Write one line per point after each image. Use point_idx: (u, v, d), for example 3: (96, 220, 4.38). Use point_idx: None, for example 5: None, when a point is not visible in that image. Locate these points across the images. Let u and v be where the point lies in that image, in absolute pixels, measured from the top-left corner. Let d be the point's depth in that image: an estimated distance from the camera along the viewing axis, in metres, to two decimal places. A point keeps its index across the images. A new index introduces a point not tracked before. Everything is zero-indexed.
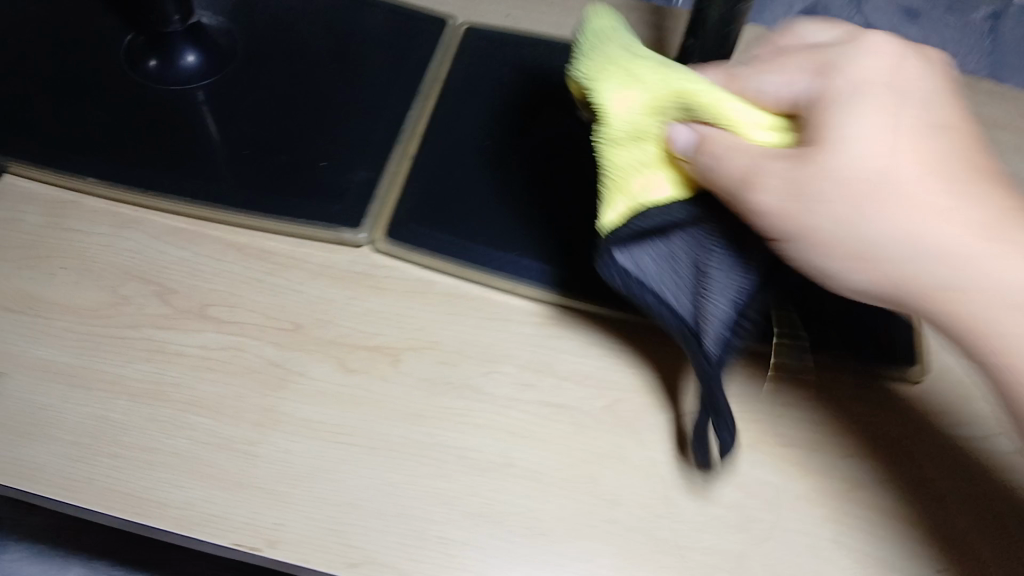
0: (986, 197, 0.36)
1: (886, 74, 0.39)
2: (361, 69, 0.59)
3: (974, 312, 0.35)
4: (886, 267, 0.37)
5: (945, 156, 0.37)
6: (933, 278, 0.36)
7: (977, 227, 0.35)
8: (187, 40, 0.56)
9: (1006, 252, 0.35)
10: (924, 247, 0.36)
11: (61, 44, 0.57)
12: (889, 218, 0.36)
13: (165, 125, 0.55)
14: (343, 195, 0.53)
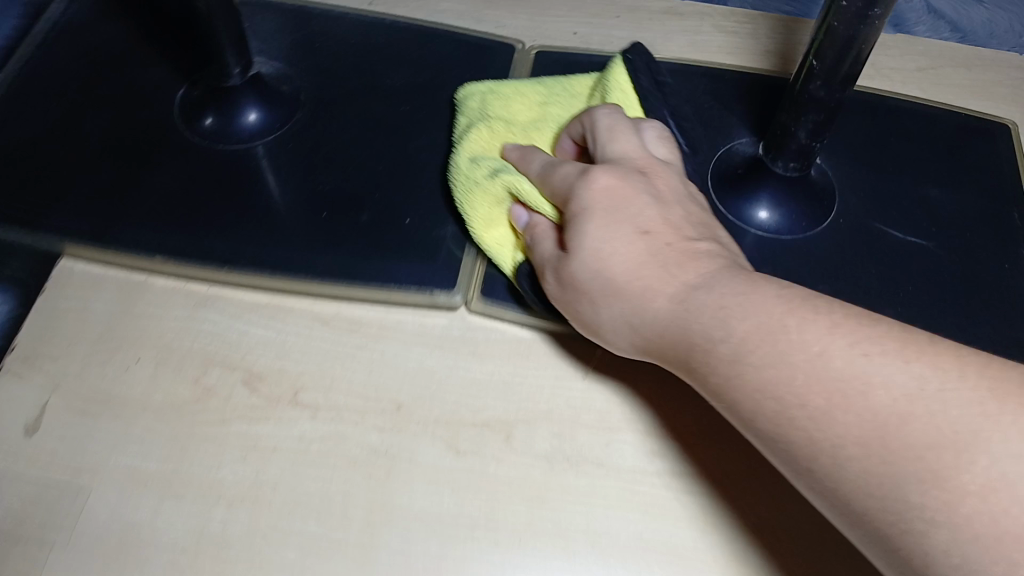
0: (852, 345, 0.31)
1: (603, 190, 0.41)
2: (433, 108, 0.54)
3: (852, 477, 0.29)
4: (752, 421, 0.33)
5: (830, 317, 0.32)
6: (809, 440, 0.30)
7: (891, 391, 0.29)
8: (252, 96, 0.53)
9: (851, 400, 0.29)
10: (772, 410, 0.32)
11: (108, 105, 0.53)
12: (625, 301, 0.38)
13: (232, 190, 0.50)
14: (436, 253, 0.48)
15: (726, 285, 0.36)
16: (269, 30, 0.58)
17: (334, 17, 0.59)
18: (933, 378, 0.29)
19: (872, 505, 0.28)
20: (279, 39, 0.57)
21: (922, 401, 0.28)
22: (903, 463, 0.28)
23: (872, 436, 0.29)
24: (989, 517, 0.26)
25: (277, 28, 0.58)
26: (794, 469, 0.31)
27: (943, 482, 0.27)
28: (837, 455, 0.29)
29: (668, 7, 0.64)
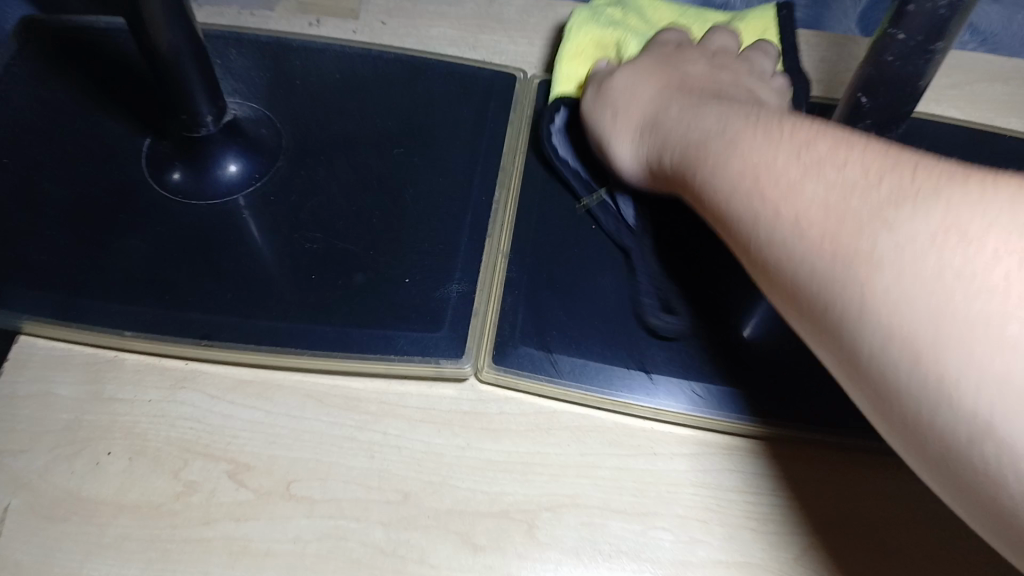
0: (836, 141, 0.32)
1: (662, 55, 0.50)
2: (427, 150, 0.50)
3: (806, 237, 0.30)
4: (726, 208, 0.34)
5: (821, 123, 0.34)
6: (773, 207, 0.32)
7: (863, 168, 0.30)
8: (228, 145, 0.48)
9: (822, 173, 0.30)
10: (750, 188, 0.33)
11: (70, 160, 0.48)
12: (639, 129, 0.45)
13: (208, 253, 0.45)
14: (439, 318, 0.43)
15: (733, 109, 0.40)
16: (243, 67, 0.53)
17: (315, 51, 0.54)
18: (901, 158, 0.29)
19: (819, 267, 0.29)
20: (254, 78, 0.53)
21: (893, 171, 0.29)
22: (859, 215, 0.28)
23: (834, 196, 0.29)
24: (931, 261, 0.26)
25: (251, 64, 0.53)
26: (759, 255, 0.32)
27: (898, 232, 0.27)
28: (799, 220, 0.30)
29: None
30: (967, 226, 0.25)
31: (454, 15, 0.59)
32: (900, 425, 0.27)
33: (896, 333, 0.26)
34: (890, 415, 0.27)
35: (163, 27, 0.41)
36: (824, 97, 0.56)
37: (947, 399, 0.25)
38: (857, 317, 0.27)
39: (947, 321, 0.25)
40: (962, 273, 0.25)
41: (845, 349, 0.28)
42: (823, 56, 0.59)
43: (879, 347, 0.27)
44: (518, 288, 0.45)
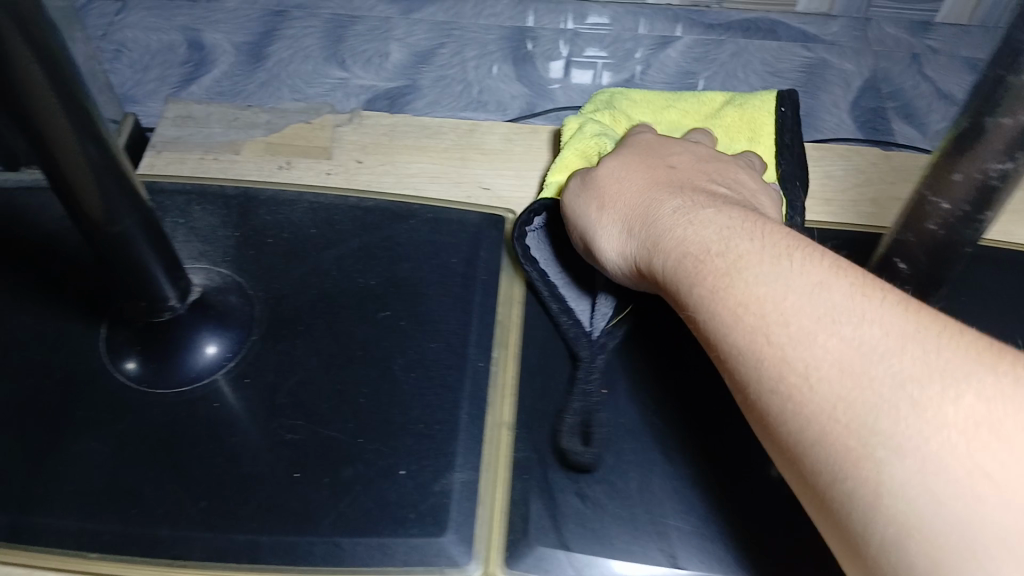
0: (854, 286, 0.29)
1: (646, 153, 0.45)
2: (414, 309, 0.46)
3: (821, 399, 0.26)
4: (720, 339, 0.31)
5: (835, 260, 0.31)
6: (780, 351, 0.28)
7: (880, 328, 0.27)
8: (197, 326, 0.43)
9: (841, 325, 0.28)
10: (750, 321, 0.30)
11: (19, 353, 0.44)
12: (626, 223, 0.40)
13: (175, 453, 0.40)
14: (442, 519, 0.39)
15: (733, 217, 0.35)
16: (209, 227, 0.49)
17: (284, 201, 0.50)
18: (924, 325, 0.27)
19: (831, 435, 0.26)
20: (220, 240, 0.48)
21: (918, 341, 0.26)
22: (885, 388, 0.25)
23: (853, 360, 0.26)
24: (963, 458, 0.23)
25: (216, 220, 0.49)
26: (745, 395, 0.29)
27: (926, 417, 0.24)
28: (810, 375, 0.27)
29: None
30: (1008, 434, 0.23)
31: (434, 149, 0.56)
32: None
33: (919, 534, 0.23)
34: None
35: (111, 212, 0.36)
36: (837, 216, 0.53)
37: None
38: (867, 502, 0.24)
39: (978, 536, 0.22)
40: (997, 482, 0.22)
41: (842, 532, 0.25)
42: (829, 171, 0.55)
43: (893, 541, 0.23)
44: (533, 469, 0.41)
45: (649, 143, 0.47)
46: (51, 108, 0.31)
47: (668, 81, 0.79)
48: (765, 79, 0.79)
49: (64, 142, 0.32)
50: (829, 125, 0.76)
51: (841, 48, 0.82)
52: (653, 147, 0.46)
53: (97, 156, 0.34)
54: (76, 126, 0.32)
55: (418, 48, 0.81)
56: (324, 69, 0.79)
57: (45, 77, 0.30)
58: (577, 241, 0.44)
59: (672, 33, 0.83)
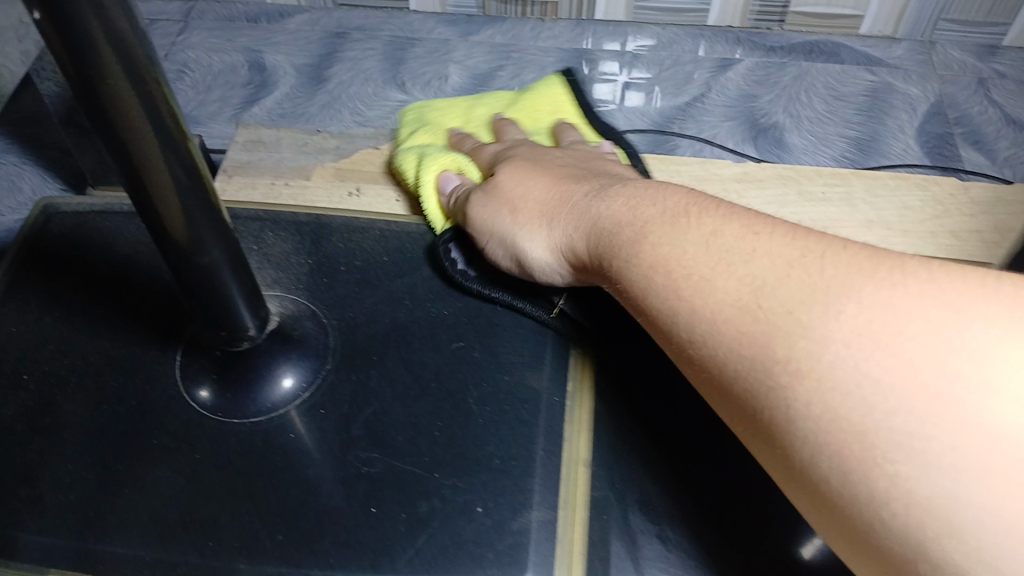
0: (743, 228, 0.33)
1: (526, 154, 0.49)
2: (485, 341, 0.46)
3: (723, 336, 0.31)
4: (642, 300, 0.35)
5: (728, 209, 0.35)
6: (686, 303, 0.33)
7: (770, 261, 0.31)
8: (275, 357, 0.43)
9: (733, 271, 0.32)
10: (661, 281, 0.34)
11: (97, 379, 0.44)
12: (549, 221, 0.43)
13: (250, 484, 0.40)
14: (519, 560, 0.38)
15: (642, 188, 0.40)
16: (282, 252, 0.49)
17: (356, 229, 0.50)
18: (806, 249, 0.31)
19: (741, 366, 0.30)
20: (294, 266, 0.48)
21: (801, 265, 0.30)
22: (776, 316, 0.29)
23: (747, 295, 0.31)
24: (854, 370, 0.27)
25: (289, 248, 0.49)
26: (673, 343, 0.33)
27: (812, 333, 0.28)
28: (713, 319, 0.31)
29: (741, 172, 0.56)
30: (882, 334, 0.27)
31: None
32: (836, 528, 0.28)
33: (825, 435, 0.27)
34: (821, 512, 0.28)
35: (200, 241, 0.36)
36: (913, 249, 0.52)
37: (879, 511, 0.26)
38: (785, 417, 0.28)
39: (872, 431, 0.26)
40: (880, 382, 0.26)
41: (771, 446, 0.30)
42: (907, 202, 0.54)
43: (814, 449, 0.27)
44: (611, 509, 0.41)
45: (526, 145, 0.51)
46: (147, 137, 0.31)
47: (729, 104, 0.78)
48: (829, 103, 0.78)
49: (159, 173, 0.32)
50: (896, 149, 0.75)
51: (906, 72, 0.81)
52: (535, 148, 0.50)
53: (189, 189, 0.34)
54: (171, 157, 0.32)
55: (477, 71, 0.81)
56: (384, 92, 0.79)
57: (143, 106, 0.30)
58: (501, 260, 0.46)
59: (733, 56, 0.82)
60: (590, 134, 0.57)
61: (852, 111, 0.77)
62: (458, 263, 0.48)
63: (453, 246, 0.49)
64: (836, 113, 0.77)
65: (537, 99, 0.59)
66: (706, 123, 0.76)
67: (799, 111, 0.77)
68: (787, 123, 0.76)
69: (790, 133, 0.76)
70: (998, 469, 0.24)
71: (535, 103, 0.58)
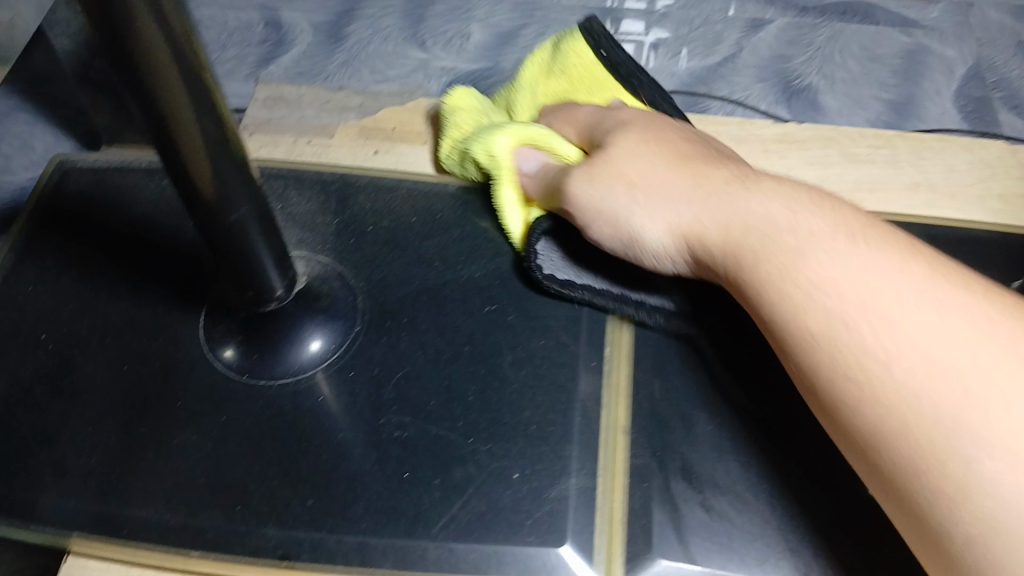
0: (927, 270, 0.30)
1: (638, 123, 0.44)
2: (521, 303, 0.44)
3: (899, 390, 0.28)
4: (792, 324, 0.32)
5: (908, 241, 0.32)
6: (856, 336, 0.30)
7: (961, 315, 0.29)
8: (304, 318, 0.41)
9: (925, 316, 0.29)
10: (825, 306, 0.31)
11: (118, 339, 0.43)
12: (679, 203, 0.38)
13: (279, 449, 0.39)
14: (559, 528, 0.37)
15: (803, 191, 0.36)
16: (309, 209, 0.47)
17: (383, 188, 0.49)
18: (995, 309, 0.29)
19: (912, 424, 0.28)
20: (320, 226, 0.47)
21: (1000, 329, 0.28)
22: (965, 375, 0.27)
23: (936, 343, 0.28)
24: None
25: (315, 207, 0.48)
26: (814, 381, 0.31)
27: (1005, 412, 0.26)
28: (891, 363, 0.29)
29: (782, 133, 0.54)
30: None
31: None
32: None
33: (1002, 524, 0.25)
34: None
35: (228, 197, 0.34)
36: (961, 214, 0.50)
37: None
38: (946, 495, 0.27)
39: None
40: None
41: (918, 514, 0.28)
42: (954, 164, 0.52)
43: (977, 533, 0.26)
44: (652, 476, 0.39)
45: (636, 111, 0.45)
46: (177, 88, 0.29)
47: (761, 65, 0.76)
48: (864, 65, 0.75)
49: (188, 125, 0.30)
50: (933, 113, 0.73)
51: (943, 33, 0.78)
52: (649, 117, 0.44)
53: (218, 141, 0.32)
54: (200, 107, 0.30)
55: (500, 29, 0.79)
56: (404, 50, 0.77)
57: (174, 51, 0.28)
58: (603, 241, 0.41)
59: (764, 16, 0.79)
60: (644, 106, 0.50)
61: (886, 72, 0.75)
62: (550, 269, 0.44)
63: (542, 239, 0.44)
64: (871, 76, 0.75)
65: (562, 83, 0.51)
66: (736, 84, 0.75)
67: (831, 73, 0.75)
68: (819, 85, 0.74)
69: (825, 94, 0.74)
70: None
71: (564, 90, 0.51)
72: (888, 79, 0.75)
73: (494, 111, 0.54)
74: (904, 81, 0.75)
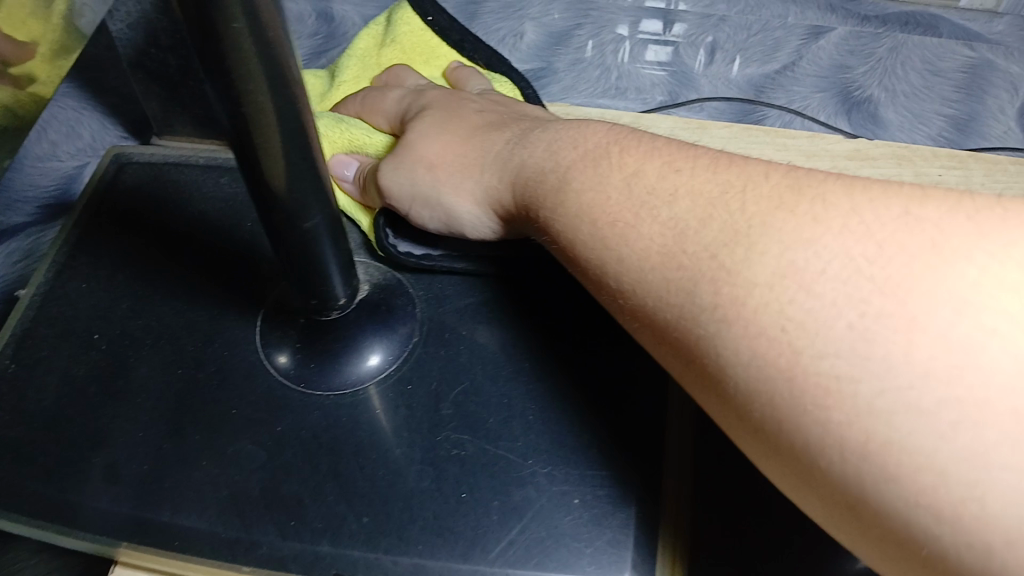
0: (663, 166, 0.32)
1: (440, 103, 0.48)
2: (580, 319, 0.43)
3: (652, 284, 0.30)
4: (574, 252, 0.34)
5: (651, 146, 0.34)
6: (614, 250, 0.31)
7: (690, 203, 0.30)
8: (364, 329, 0.40)
9: (668, 214, 0.30)
10: (588, 228, 0.33)
11: (171, 341, 0.42)
12: (473, 174, 0.42)
13: (336, 463, 0.38)
14: (621, 559, 0.36)
15: (565, 131, 0.39)
16: (370, 211, 0.47)
17: None
18: (725, 186, 0.30)
19: (672, 316, 0.29)
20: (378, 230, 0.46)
21: (721, 206, 0.29)
22: (698, 257, 0.28)
23: (671, 239, 0.30)
24: (778, 316, 0.25)
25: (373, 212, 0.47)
26: (611, 294, 0.32)
27: (734, 278, 0.27)
28: (641, 266, 0.30)
29: (853, 150, 0.52)
30: (802, 277, 0.25)
31: None
32: (786, 476, 0.27)
33: (756, 382, 0.26)
34: (769, 459, 0.27)
35: (301, 204, 0.33)
36: None
37: (818, 460, 0.24)
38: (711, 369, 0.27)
39: (797, 379, 0.25)
40: (806, 328, 0.25)
41: (715, 396, 0.28)
42: None
43: (752, 398, 0.26)
44: None
45: (441, 93, 0.49)
46: (262, 89, 0.28)
47: (821, 74, 0.74)
48: (927, 79, 0.73)
49: (270, 128, 0.29)
50: (996, 132, 0.71)
51: (1009, 49, 0.76)
52: (453, 96, 0.49)
53: (298, 146, 0.31)
54: (285, 110, 0.29)
55: (554, 29, 0.77)
56: None
57: (262, 51, 0.27)
58: (427, 224, 0.44)
59: (826, 24, 0.76)
60: (477, 67, 0.56)
61: (950, 86, 0.73)
62: (405, 246, 0.44)
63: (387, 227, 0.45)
64: (934, 90, 0.73)
65: (395, 51, 0.56)
66: (796, 92, 0.73)
67: (894, 86, 0.73)
68: (882, 97, 0.73)
69: (885, 108, 0.72)
70: (928, 402, 0.22)
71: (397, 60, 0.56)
72: (950, 93, 0.73)
73: (329, 71, 0.56)
74: (968, 96, 0.73)
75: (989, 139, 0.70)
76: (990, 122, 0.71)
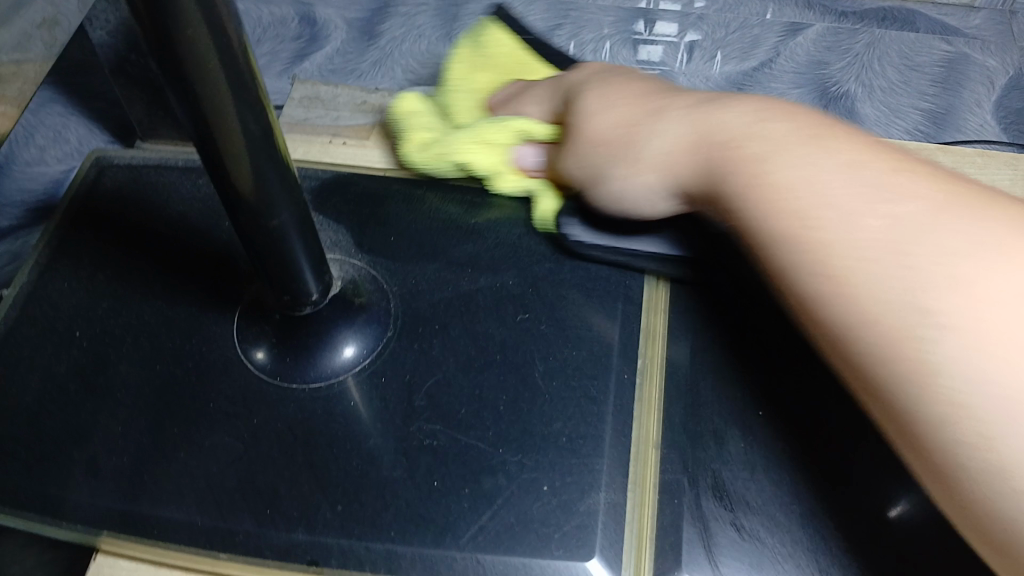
0: (890, 162, 0.33)
1: (601, 80, 0.48)
2: (552, 312, 0.44)
3: (863, 278, 0.31)
4: (767, 231, 0.35)
5: (860, 138, 0.35)
6: (827, 232, 0.33)
7: (925, 204, 0.31)
8: (340, 325, 0.41)
9: (893, 212, 0.32)
10: (796, 209, 0.34)
11: (151, 337, 0.43)
12: (645, 147, 0.42)
13: (311, 453, 0.39)
14: (588, 542, 0.37)
15: (768, 105, 0.39)
16: (347, 210, 0.48)
17: (416, 194, 0.49)
18: (950, 203, 0.31)
19: (880, 315, 0.30)
20: (354, 227, 0.47)
21: (953, 217, 0.31)
22: (925, 267, 0.30)
23: (897, 237, 0.31)
24: (989, 344, 0.28)
25: (348, 210, 0.48)
26: (789, 281, 0.34)
27: (958, 295, 0.29)
28: (863, 258, 0.31)
29: None
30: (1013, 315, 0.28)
31: None
32: (940, 490, 0.30)
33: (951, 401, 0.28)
34: (926, 469, 0.30)
35: (269, 203, 0.34)
36: None
37: (994, 485, 0.27)
38: (905, 378, 0.29)
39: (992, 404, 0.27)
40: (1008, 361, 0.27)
41: (890, 404, 0.30)
42: (996, 178, 0.51)
43: (941, 417, 0.28)
44: (682, 493, 0.38)
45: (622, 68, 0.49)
46: (222, 93, 0.29)
47: (798, 70, 0.75)
48: (903, 73, 0.74)
49: (232, 131, 0.30)
50: (972, 124, 0.71)
51: (985, 42, 0.76)
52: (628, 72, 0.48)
53: (261, 147, 0.32)
54: (246, 112, 0.30)
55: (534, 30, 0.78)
56: (438, 50, 0.73)
57: (220, 56, 0.28)
58: (602, 206, 0.45)
59: (804, 20, 0.77)
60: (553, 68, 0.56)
61: (926, 79, 0.74)
62: (576, 231, 0.46)
63: (566, 216, 0.46)
64: (910, 84, 0.74)
65: (490, 72, 0.55)
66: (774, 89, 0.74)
67: (871, 81, 0.74)
68: (858, 92, 0.74)
69: (862, 103, 0.73)
70: None
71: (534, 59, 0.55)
72: (926, 87, 0.74)
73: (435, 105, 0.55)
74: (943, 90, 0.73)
75: (965, 130, 0.71)
76: (965, 114, 0.72)
